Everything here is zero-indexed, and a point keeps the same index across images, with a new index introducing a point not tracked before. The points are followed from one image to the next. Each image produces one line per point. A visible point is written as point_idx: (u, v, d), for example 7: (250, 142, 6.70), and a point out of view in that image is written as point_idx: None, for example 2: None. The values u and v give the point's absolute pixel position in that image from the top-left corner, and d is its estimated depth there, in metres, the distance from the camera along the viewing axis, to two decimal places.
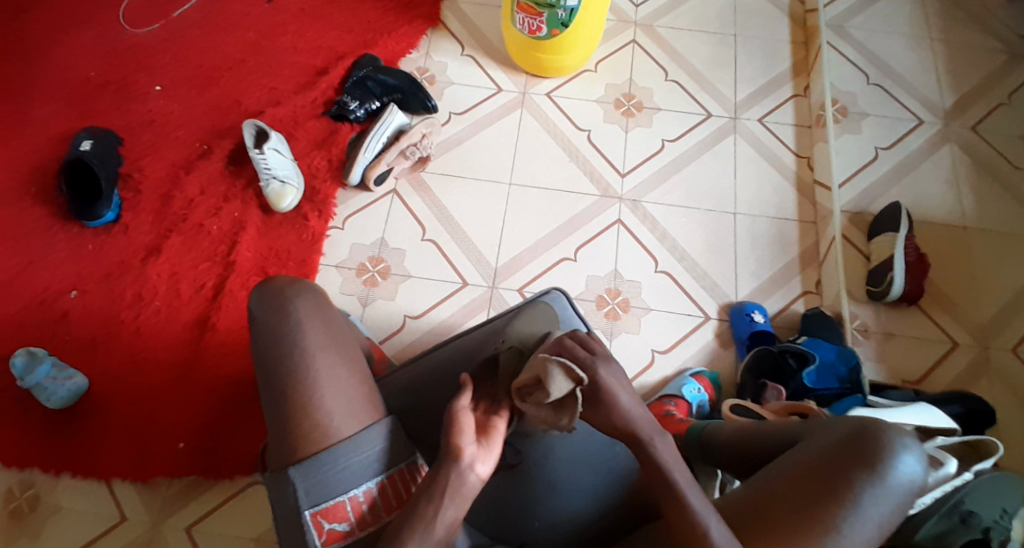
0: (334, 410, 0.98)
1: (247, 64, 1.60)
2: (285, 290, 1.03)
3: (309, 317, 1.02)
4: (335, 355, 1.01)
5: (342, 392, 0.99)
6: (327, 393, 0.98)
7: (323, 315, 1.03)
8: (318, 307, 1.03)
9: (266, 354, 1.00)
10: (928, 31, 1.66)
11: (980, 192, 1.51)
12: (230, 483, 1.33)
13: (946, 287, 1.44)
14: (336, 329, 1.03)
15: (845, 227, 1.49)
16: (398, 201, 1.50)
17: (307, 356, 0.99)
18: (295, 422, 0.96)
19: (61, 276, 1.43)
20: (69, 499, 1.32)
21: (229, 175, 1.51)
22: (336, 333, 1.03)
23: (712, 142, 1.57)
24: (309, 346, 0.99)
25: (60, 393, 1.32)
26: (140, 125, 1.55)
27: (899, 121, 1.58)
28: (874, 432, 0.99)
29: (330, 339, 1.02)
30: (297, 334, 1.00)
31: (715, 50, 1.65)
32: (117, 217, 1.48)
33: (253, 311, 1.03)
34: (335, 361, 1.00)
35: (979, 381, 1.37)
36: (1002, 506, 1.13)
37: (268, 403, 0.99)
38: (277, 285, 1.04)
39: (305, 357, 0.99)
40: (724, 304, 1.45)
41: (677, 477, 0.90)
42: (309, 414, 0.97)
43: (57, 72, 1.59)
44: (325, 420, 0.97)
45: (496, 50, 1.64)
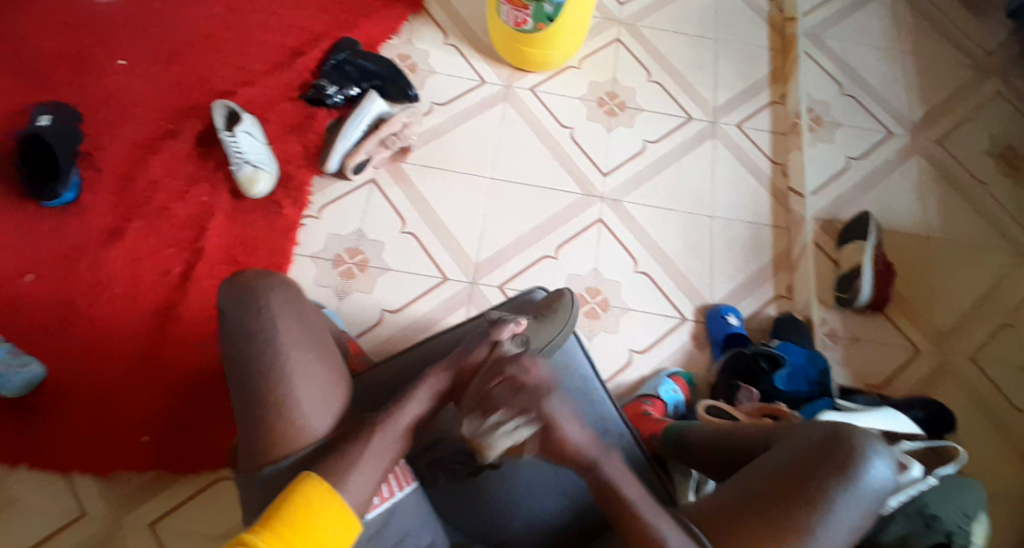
0: (310, 409, 0.98)
1: (218, 42, 1.53)
2: (256, 284, 0.99)
3: (282, 313, 0.99)
4: (312, 351, 0.99)
5: (318, 391, 0.99)
6: (303, 392, 0.97)
7: (297, 309, 1.00)
8: (291, 301, 1.00)
9: (241, 354, 0.98)
10: (899, 45, 1.71)
11: (943, 204, 1.57)
12: (196, 478, 1.28)
13: (907, 295, 1.50)
14: (310, 326, 1.01)
15: (816, 233, 1.54)
16: (377, 192, 1.46)
17: (283, 355, 0.97)
18: (272, 424, 0.96)
19: (13, 257, 1.35)
20: (21, 493, 1.24)
21: (199, 157, 1.45)
22: (311, 329, 1.01)
23: (691, 144, 1.58)
24: (284, 346, 0.97)
25: (15, 381, 1.24)
26: (102, 100, 1.47)
27: (870, 132, 1.62)
28: (847, 437, 1.02)
29: (305, 335, 0.99)
30: (269, 332, 0.97)
31: (697, 54, 1.67)
32: (76, 197, 1.40)
33: (223, 307, 0.99)
34: (311, 358, 0.99)
35: (937, 387, 1.43)
36: (964, 511, 1.16)
37: (243, 403, 0.97)
38: (247, 279, 1.00)
39: (281, 358, 0.97)
40: (699, 306, 1.47)
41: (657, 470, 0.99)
42: (287, 416, 0.96)
43: (11, 40, 1.49)
44: (303, 423, 0.97)
45: (480, 41, 1.61)
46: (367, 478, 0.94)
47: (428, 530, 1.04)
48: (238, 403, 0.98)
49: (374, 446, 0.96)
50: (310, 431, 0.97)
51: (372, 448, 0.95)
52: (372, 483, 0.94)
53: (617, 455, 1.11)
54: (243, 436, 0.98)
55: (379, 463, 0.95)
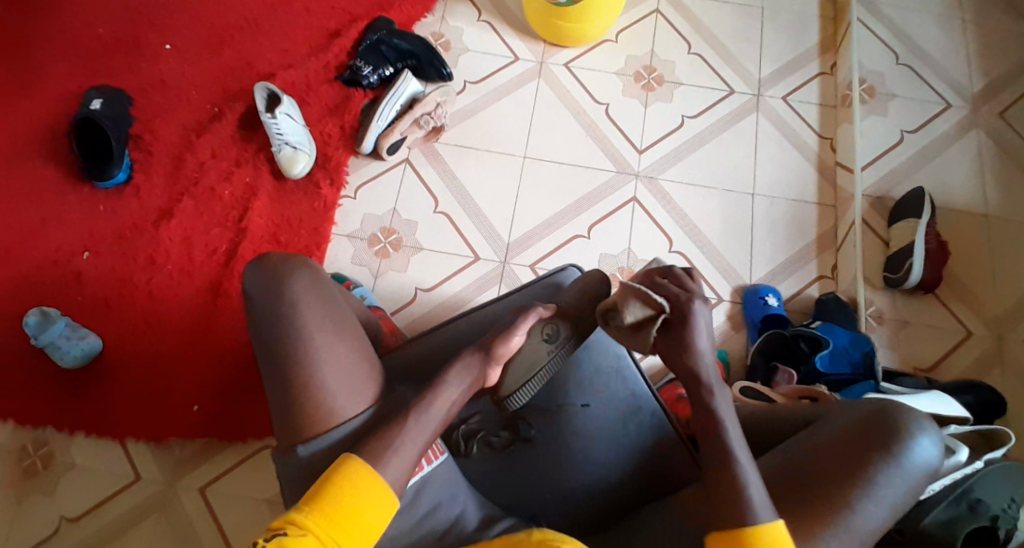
0: (336, 389, 1.01)
1: (259, 24, 1.57)
2: (280, 269, 1.04)
3: (305, 295, 1.03)
4: (335, 334, 1.03)
5: (343, 371, 1.02)
6: (328, 372, 1.01)
7: (320, 292, 1.04)
8: (313, 283, 1.04)
9: (268, 336, 1.02)
10: (963, 10, 1.60)
11: (1005, 180, 1.47)
12: (242, 446, 1.35)
13: (963, 275, 1.42)
14: (333, 307, 1.05)
15: (866, 212, 1.47)
16: (410, 171, 1.48)
17: (306, 336, 1.01)
18: (299, 402, 1.00)
19: (74, 236, 1.43)
20: (82, 458, 1.34)
21: (242, 138, 1.49)
22: (334, 310, 1.05)
23: (734, 119, 1.53)
24: (307, 326, 1.01)
25: (74, 352, 1.33)
26: (152, 85, 1.53)
27: (927, 103, 1.53)
28: (894, 413, 0.99)
29: (327, 316, 1.03)
30: (293, 314, 1.01)
31: (741, 23, 1.60)
32: (129, 179, 1.46)
33: (250, 291, 1.04)
34: (334, 338, 1.02)
35: (992, 372, 1.36)
36: (1010, 496, 1.13)
37: (271, 383, 1.02)
38: (272, 263, 1.05)
39: (305, 339, 1.01)
40: (737, 286, 1.44)
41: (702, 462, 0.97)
42: (313, 394, 1.00)
43: (68, 29, 1.56)
44: (329, 402, 1.01)
45: (516, 16, 1.59)
46: (405, 457, 0.97)
47: (459, 501, 1.06)
48: (267, 381, 1.03)
49: (408, 425, 0.99)
50: (336, 407, 1.01)
51: (407, 427, 0.99)
52: (410, 461, 0.98)
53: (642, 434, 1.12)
54: (278, 412, 1.02)
55: (417, 441, 0.99)
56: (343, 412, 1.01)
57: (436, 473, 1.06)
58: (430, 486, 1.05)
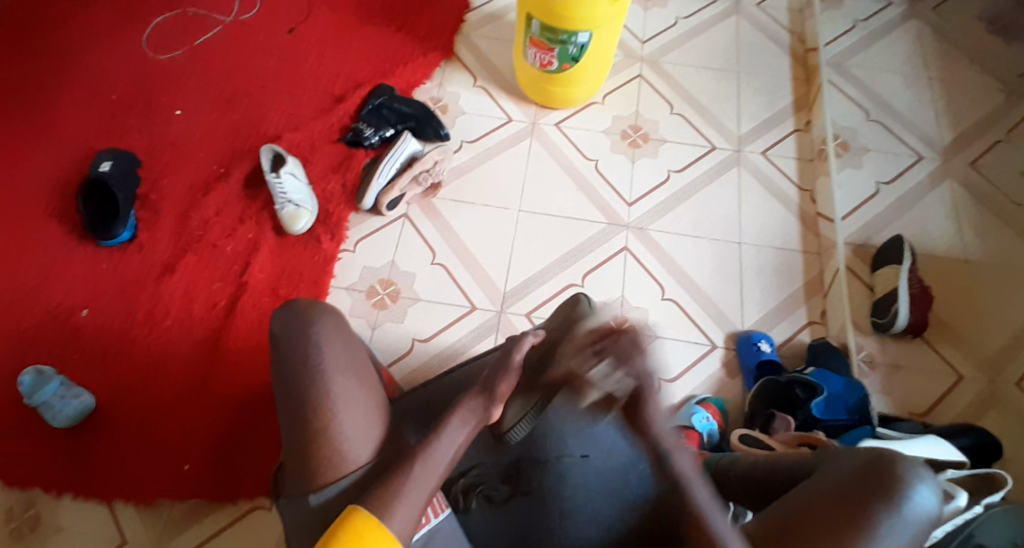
0: (351, 433, 1.03)
1: (266, 90, 1.65)
2: (308, 313, 1.08)
3: (329, 338, 1.06)
4: (354, 378, 1.05)
5: (359, 414, 1.04)
6: (346, 416, 1.03)
7: (343, 337, 1.08)
8: (337, 327, 1.07)
9: (290, 377, 1.04)
10: (926, 71, 1.71)
11: (979, 227, 1.54)
12: (234, 507, 1.32)
13: (948, 321, 1.46)
14: (354, 352, 1.08)
15: (851, 259, 1.52)
16: (409, 226, 1.53)
17: (327, 378, 1.03)
18: (315, 444, 1.02)
19: (77, 291, 1.45)
20: (69, 519, 1.31)
21: (246, 196, 1.54)
22: (354, 356, 1.07)
23: (718, 172, 1.60)
24: (329, 369, 1.04)
25: (67, 411, 1.33)
26: (159, 147, 1.59)
27: (900, 156, 1.62)
28: (892, 462, 1.00)
29: (349, 360, 1.06)
30: (318, 357, 1.04)
31: (720, 86, 1.70)
32: (133, 236, 1.50)
33: (276, 334, 1.07)
34: (353, 384, 1.05)
35: (985, 415, 1.38)
36: (1010, 539, 1.15)
37: (291, 423, 1.03)
38: (300, 307, 1.08)
39: (325, 380, 1.03)
40: (730, 332, 1.47)
41: (695, 494, 0.97)
42: (328, 436, 1.02)
43: (81, 96, 1.63)
44: (343, 444, 1.02)
45: (509, 82, 1.69)
46: (410, 504, 0.98)
47: None
48: (285, 422, 1.04)
49: (415, 473, 1.00)
50: (351, 450, 1.03)
51: (413, 477, 0.99)
52: (417, 509, 0.98)
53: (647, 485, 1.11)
54: (292, 453, 1.04)
55: (422, 490, 0.99)
56: (355, 457, 1.03)
57: (444, 525, 1.06)
58: (436, 539, 1.05)
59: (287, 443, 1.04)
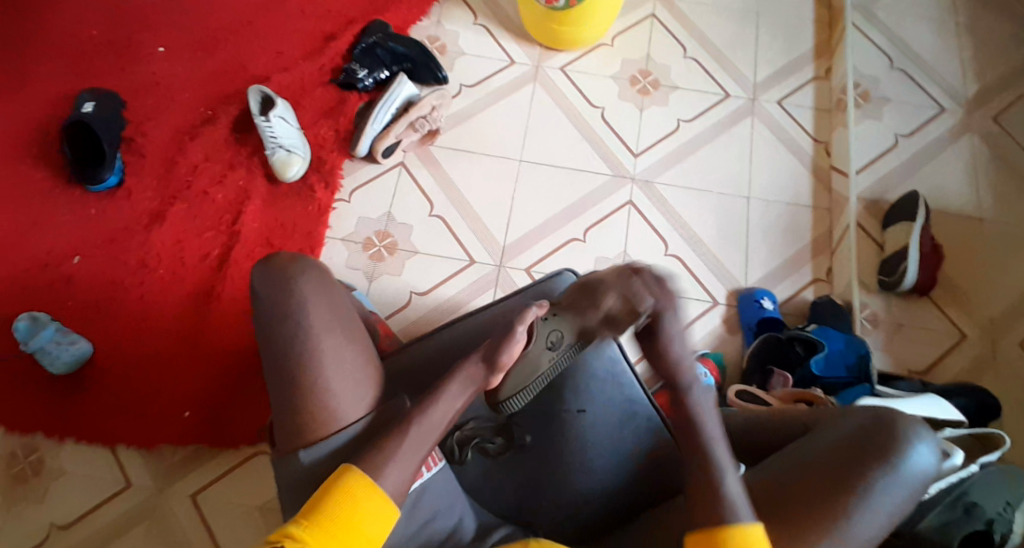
0: (338, 392, 1.02)
1: (254, 27, 1.56)
2: (291, 270, 1.03)
3: (314, 297, 1.03)
4: (342, 336, 1.03)
5: (347, 372, 1.03)
6: (333, 376, 1.01)
7: (329, 295, 1.04)
8: (322, 284, 1.04)
9: (275, 338, 1.02)
10: (957, 15, 1.61)
11: (998, 185, 1.48)
12: (234, 451, 1.34)
13: (957, 281, 1.43)
14: (340, 309, 1.05)
15: (861, 216, 1.48)
16: (406, 174, 1.47)
17: (314, 337, 1.01)
18: (303, 405, 1.00)
19: (65, 240, 1.42)
20: (72, 464, 1.33)
21: (235, 141, 1.48)
22: (340, 313, 1.05)
23: (729, 123, 1.53)
24: (315, 327, 1.01)
25: (64, 357, 1.31)
26: (143, 87, 1.51)
27: (921, 108, 1.54)
28: (890, 421, 0.99)
29: (336, 319, 1.03)
30: (303, 315, 1.01)
31: (736, 28, 1.60)
32: (120, 182, 1.45)
33: (258, 291, 1.03)
34: (341, 341, 1.03)
35: (985, 375, 1.37)
36: (1005, 498, 1.12)
37: (277, 385, 1.01)
38: (281, 263, 1.04)
39: (312, 340, 1.01)
40: (732, 290, 1.44)
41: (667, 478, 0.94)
42: (316, 398, 1.00)
43: (59, 30, 1.55)
44: (333, 405, 1.01)
45: (511, 20, 1.59)
46: (404, 464, 0.97)
47: (456, 510, 1.08)
48: (271, 383, 1.02)
49: (409, 432, 0.99)
50: (340, 410, 1.02)
51: (408, 437, 0.99)
52: (413, 466, 0.98)
53: (639, 438, 1.13)
54: (281, 417, 1.03)
55: (417, 451, 0.99)
56: (344, 417, 1.02)
57: (433, 483, 1.06)
58: (428, 493, 1.05)
59: (275, 403, 1.03)
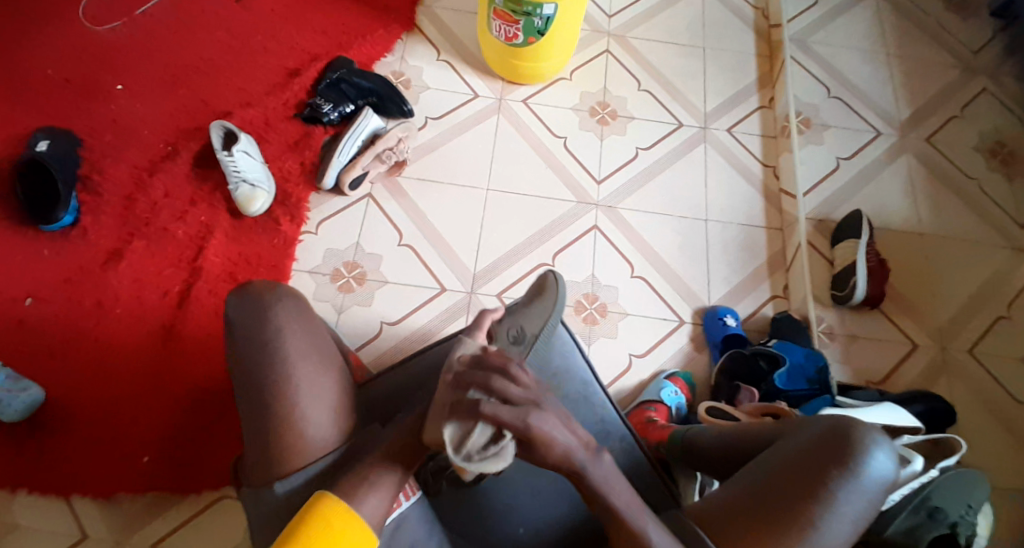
0: (314, 419, 0.99)
1: (216, 64, 1.56)
2: (265, 296, 1.02)
3: (290, 323, 1.01)
4: (317, 362, 1.01)
5: (323, 401, 1.00)
6: (308, 404, 0.98)
7: (305, 321, 1.03)
8: (298, 310, 1.03)
9: (251, 366, 0.99)
10: (885, 48, 1.74)
11: (934, 201, 1.58)
12: (197, 498, 1.28)
13: (905, 292, 1.51)
14: (316, 335, 1.03)
15: (812, 234, 1.55)
16: (373, 206, 1.48)
17: (290, 366, 0.99)
18: (281, 432, 0.97)
19: (15, 282, 1.36)
20: (25, 515, 1.24)
21: (197, 177, 1.46)
22: (317, 340, 1.03)
23: (684, 150, 1.60)
24: (291, 354, 0.99)
25: (15, 405, 1.24)
26: (101, 125, 1.49)
27: (860, 132, 1.65)
28: (848, 430, 1.00)
29: (312, 346, 1.01)
30: (279, 342, 0.99)
31: (685, 62, 1.70)
32: (75, 220, 1.41)
33: (231, 317, 1.01)
34: (316, 368, 1.01)
35: (938, 381, 1.44)
36: (967, 502, 1.14)
37: (253, 412, 0.99)
38: (257, 290, 1.02)
39: (287, 366, 0.99)
40: (697, 309, 1.48)
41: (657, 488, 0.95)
42: (293, 424, 0.98)
43: (11, 69, 1.52)
44: (309, 432, 0.98)
45: (473, 56, 1.64)
46: (382, 492, 0.94)
47: (435, 542, 1.04)
48: (247, 409, 0.99)
49: (380, 460, 0.96)
50: (317, 438, 0.99)
51: (382, 464, 0.96)
52: (391, 495, 0.95)
53: (617, 455, 1.13)
54: (257, 447, 0.99)
55: (392, 478, 0.95)
56: (322, 442, 0.99)
57: (412, 512, 1.03)
58: (407, 525, 1.02)
59: (250, 431, 0.99)
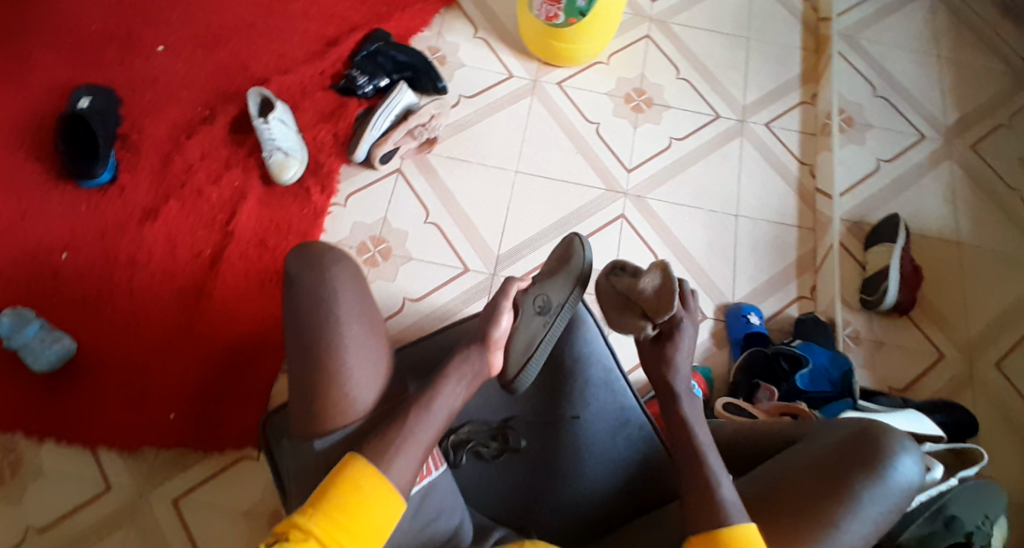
0: (358, 380, 1.00)
1: (256, 30, 1.57)
2: (324, 256, 1.03)
3: (344, 287, 1.02)
4: (366, 326, 1.02)
5: (367, 364, 1.02)
6: (354, 364, 1.00)
7: (358, 285, 1.04)
8: (353, 275, 1.04)
9: None
10: (936, 48, 1.68)
11: (975, 210, 1.54)
12: (220, 456, 1.31)
13: (936, 302, 1.48)
14: (366, 301, 1.04)
15: (845, 237, 1.51)
16: (403, 181, 1.49)
17: (340, 325, 1.00)
18: (324, 390, 0.99)
19: (53, 235, 1.40)
20: (52, 463, 1.29)
21: (232, 141, 1.48)
22: (367, 305, 1.04)
23: (720, 142, 1.57)
24: (344, 316, 1.00)
25: (48, 355, 1.28)
26: (141, 84, 1.51)
27: (903, 134, 1.60)
28: (875, 436, 1.00)
29: (362, 311, 1.03)
30: (331, 302, 1.00)
31: (728, 52, 1.66)
32: (113, 177, 1.44)
33: (291, 272, 1.02)
34: (365, 333, 1.02)
35: (963, 393, 1.40)
36: (984, 512, 1.14)
37: (300, 366, 1.00)
38: (316, 250, 1.04)
39: (338, 326, 1.00)
40: (720, 304, 1.47)
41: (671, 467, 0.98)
42: (337, 383, 0.99)
43: (58, 24, 1.55)
44: (350, 393, 1.00)
45: (511, 35, 1.62)
46: (403, 460, 0.96)
47: (457, 516, 1.04)
48: (292, 363, 1.01)
49: (412, 425, 0.98)
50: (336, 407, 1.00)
51: (414, 428, 0.98)
52: (415, 461, 0.96)
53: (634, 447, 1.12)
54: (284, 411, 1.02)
55: (422, 443, 0.98)
56: (358, 408, 1.00)
57: (440, 480, 1.03)
58: (432, 496, 1.01)
59: (295, 385, 1.01)
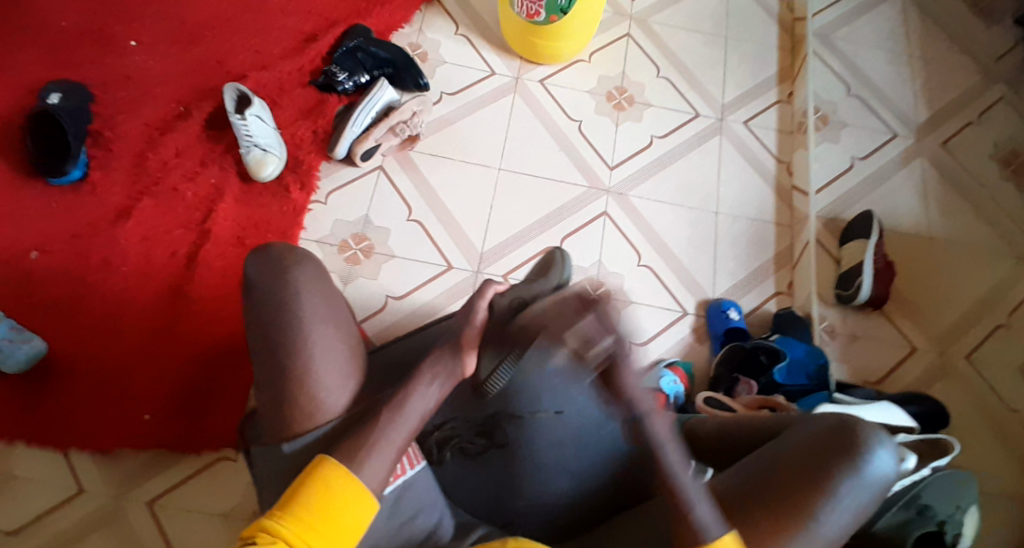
0: (327, 382, 0.99)
1: (232, 25, 1.54)
2: (285, 260, 1.02)
3: (308, 289, 1.01)
4: (332, 327, 1.01)
5: (336, 366, 1.00)
6: (321, 367, 0.99)
7: (323, 287, 1.03)
8: (317, 277, 1.02)
9: (262, 336, 0.99)
10: (907, 49, 1.72)
11: (945, 207, 1.58)
12: (198, 457, 1.29)
13: (909, 296, 1.51)
14: (333, 303, 1.03)
15: (821, 233, 1.54)
16: (384, 178, 1.47)
17: (305, 327, 0.99)
18: (293, 394, 0.98)
19: (24, 234, 1.36)
20: (23, 467, 1.26)
21: (209, 138, 1.45)
22: (333, 306, 1.03)
23: (699, 141, 1.59)
24: (309, 317, 0.99)
25: (17, 355, 1.24)
26: (114, 80, 1.48)
27: (876, 133, 1.63)
28: (854, 427, 1.01)
29: (329, 313, 1.02)
30: (295, 305, 0.99)
31: (707, 51, 1.68)
32: (85, 174, 1.40)
33: (251, 277, 1.01)
34: (332, 334, 1.01)
35: (935, 386, 1.44)
36: (956, 503, 1.15)
37: (267, 371, 0.99)
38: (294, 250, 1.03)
39: (303, 329, 0.99)
40: (701, 300, 1.48)
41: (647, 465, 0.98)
42: (306, 387, 0.98)
43: (26, 18, 1.50)
44: (321, 395, 0.99)
45: (491, 32, 1.62)
46: (383, 459, 0.95)
47: (438, 512, 1.05)
48: (262, 367, 1.00)
49: (386, 425, 0.97)
50: (322, 407, 0.99)
51: (385, 429, 0.97)
52: (391, 459, 0.96)
53: None
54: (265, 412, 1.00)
55: (395, 443, 0.97)
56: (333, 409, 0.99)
57: (419, 479, 1.04)
58: (412, 491, 1.02)
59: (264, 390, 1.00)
